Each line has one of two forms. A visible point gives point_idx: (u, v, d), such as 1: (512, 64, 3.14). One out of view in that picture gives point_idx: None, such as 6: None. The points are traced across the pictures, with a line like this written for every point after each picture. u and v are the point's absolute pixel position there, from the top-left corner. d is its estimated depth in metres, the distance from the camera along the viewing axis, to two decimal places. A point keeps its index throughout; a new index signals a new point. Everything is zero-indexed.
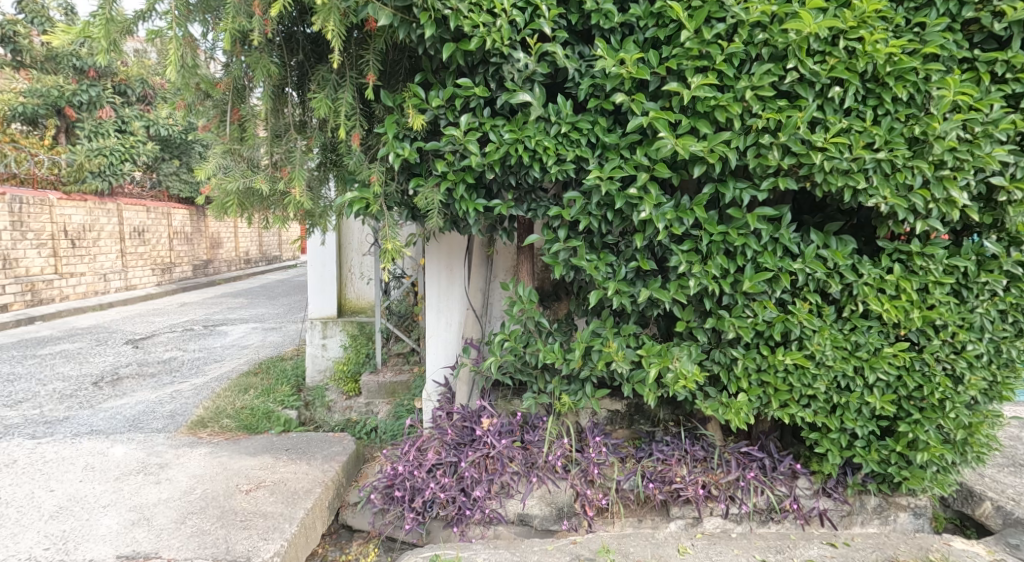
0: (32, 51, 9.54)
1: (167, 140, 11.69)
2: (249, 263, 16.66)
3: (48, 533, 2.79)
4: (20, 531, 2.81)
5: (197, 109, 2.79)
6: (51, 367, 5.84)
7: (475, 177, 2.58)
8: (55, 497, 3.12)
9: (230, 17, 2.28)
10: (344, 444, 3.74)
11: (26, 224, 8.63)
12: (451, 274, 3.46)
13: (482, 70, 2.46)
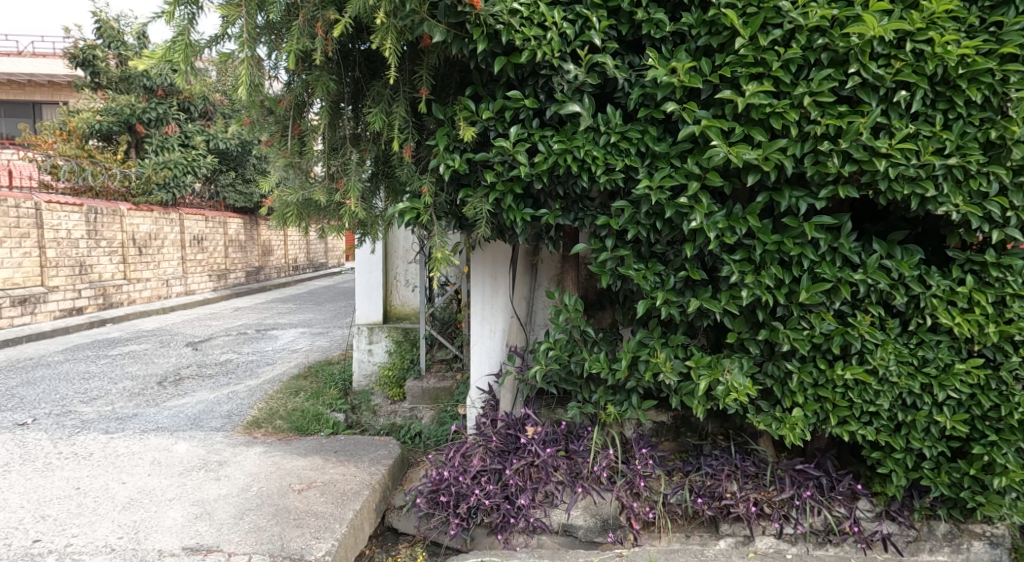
0: (108, 73, 10.40)
1: (226, 153, 12.24)
2: (298, 269, 17.16)
3: (121, 523, 2.94)
4: (96, 520, 2.97)
5: (261, 124, 2.92)
6: (121, 367, 6.17)
7: (523, 187, 2.60)
8: (126, 490, 3.28)
9: (295, 38, 2.38)
10: (390, 448, 3.82)
11: (100, 233, 9.17)
12: (496, 282, 3.50)
13: (532, 82, 2.48)
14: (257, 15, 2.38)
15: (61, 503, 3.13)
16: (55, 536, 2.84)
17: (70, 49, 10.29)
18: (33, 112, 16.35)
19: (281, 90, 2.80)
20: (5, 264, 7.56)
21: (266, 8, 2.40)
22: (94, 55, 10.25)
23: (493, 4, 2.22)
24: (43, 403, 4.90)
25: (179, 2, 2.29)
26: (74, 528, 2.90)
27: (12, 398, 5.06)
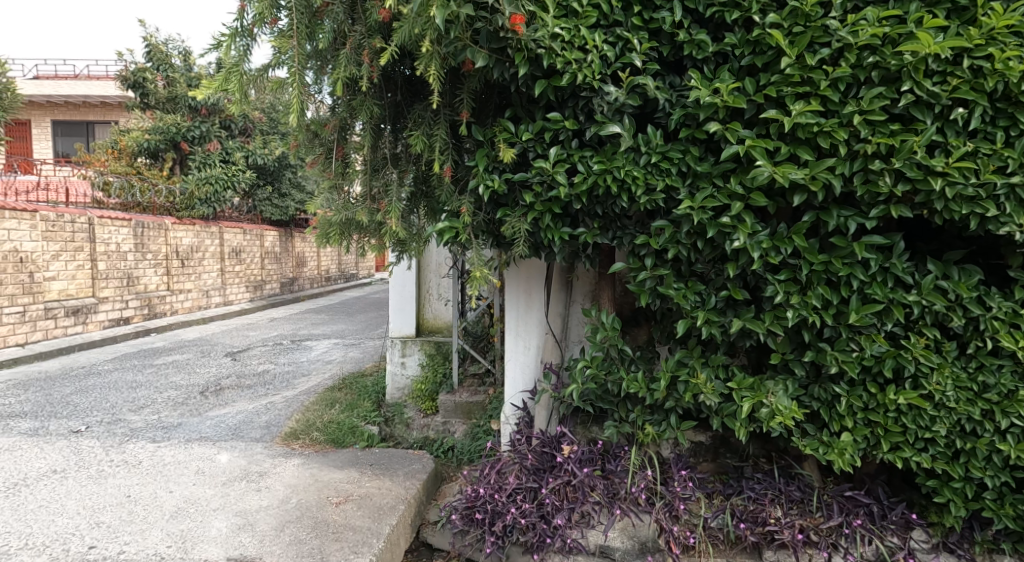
0: (156, 94, 10.84)
1: (264, 169, 12.56)
2: (330, 280, 17.43)
3: (170, 531, 3.01)
4: (146, 528, 3.04)
5: (306, 146, 3.02)
6: (165, 376, 6.34)
7: (562, 207, 2.61)
8: (173, 498, 3.36)
9: (341, 66, 2.47)
10: (424, 462, 3.84)
11: (146, 246, 9.49)
12: (530, 298, 3.52)
13: (572, 104, 2.51)
14: (307, 45, 2.49)
15: (114, 510, 3.22)
16: (108, 543, 2.92)
17: (122, 71, 10.78)
18: (87, 131, 17.09)
19: (326, 113, 2.90)
20: (61, 276, 7.88)
21: (315, 38, 2.51)
22: (143, 77, 10.72)
23: (535, 29, 2.26)
24: (95, 411, 5.08)
25: (237, 34, 2.41)
26: (126, 535, 2.98)
27: (66, 405, 5.25)
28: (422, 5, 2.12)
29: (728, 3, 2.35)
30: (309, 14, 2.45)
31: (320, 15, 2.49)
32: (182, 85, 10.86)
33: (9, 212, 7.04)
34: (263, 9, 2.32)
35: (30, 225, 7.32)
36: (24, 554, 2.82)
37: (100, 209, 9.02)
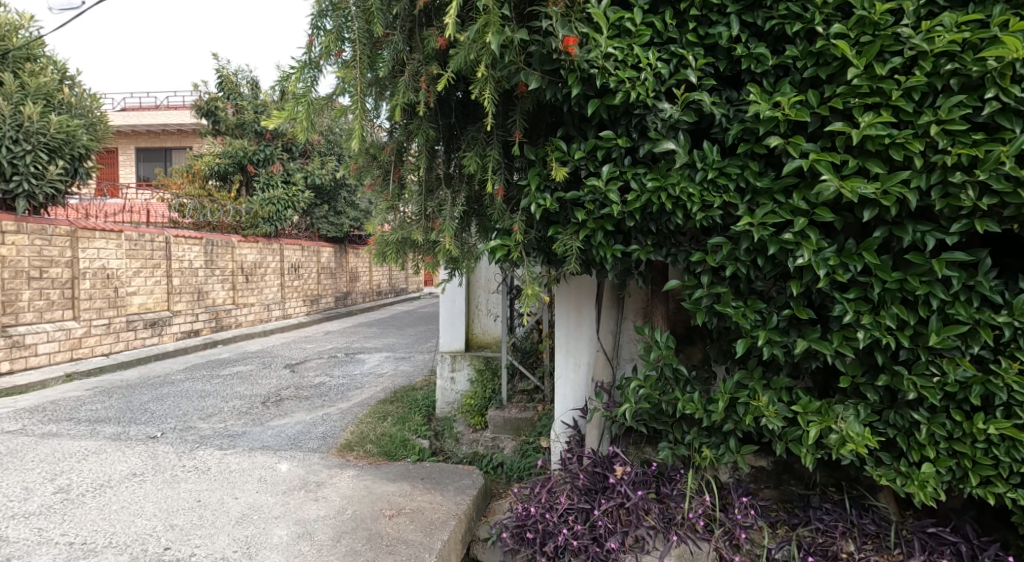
0: (227, 121, 11.43)
1: (322, 189, 13.00)
2: (381, 294, 17.75)
3: (236, 536, 3.09)
4: (215, 532, 3.13)
5: (366, 170, 3.16)
6: (229, 386, 6.57)
7: (614, 225, 2.62)
8: (239, 505, 3.46)
9: (401, 92, 2.61)
10: (474, 478, 3.84)
11: (215, 262, 9.94)
12: (580, 315, 3.53)
13: (625, 122, 2.54)
14: (369, 74, 2.68)
15: (186, 514, 3.33)
16: (181, 545, 3.02)
17: (197, 100, 11.43)
18: (164, 156, 18.10)
19: (386, 138, 3.07)
20: (141, 291, 8.34)
21: (377, 68, 2.69)
22: (216, 105, 11.34)
23: (588, 50, 2.34)
24: (169, 418, 5.31)
25: (305, 65, 2.66)
26: (197, 538, 3.08)
27: (144, 411, 5.51)
28: (478, 30, 2.29)
29: (789, 15, 2.31)
30: (371, 47, 2.65)
31: (380, 49, 2.69)
32: (250, 111, 11.41)
33: (98, 234, 7.55)
34: (329, 42, 2.56)
35: (116, 244, 7.83)
36: (106, 553, 2.94)
37: (176, 228, 9.50)
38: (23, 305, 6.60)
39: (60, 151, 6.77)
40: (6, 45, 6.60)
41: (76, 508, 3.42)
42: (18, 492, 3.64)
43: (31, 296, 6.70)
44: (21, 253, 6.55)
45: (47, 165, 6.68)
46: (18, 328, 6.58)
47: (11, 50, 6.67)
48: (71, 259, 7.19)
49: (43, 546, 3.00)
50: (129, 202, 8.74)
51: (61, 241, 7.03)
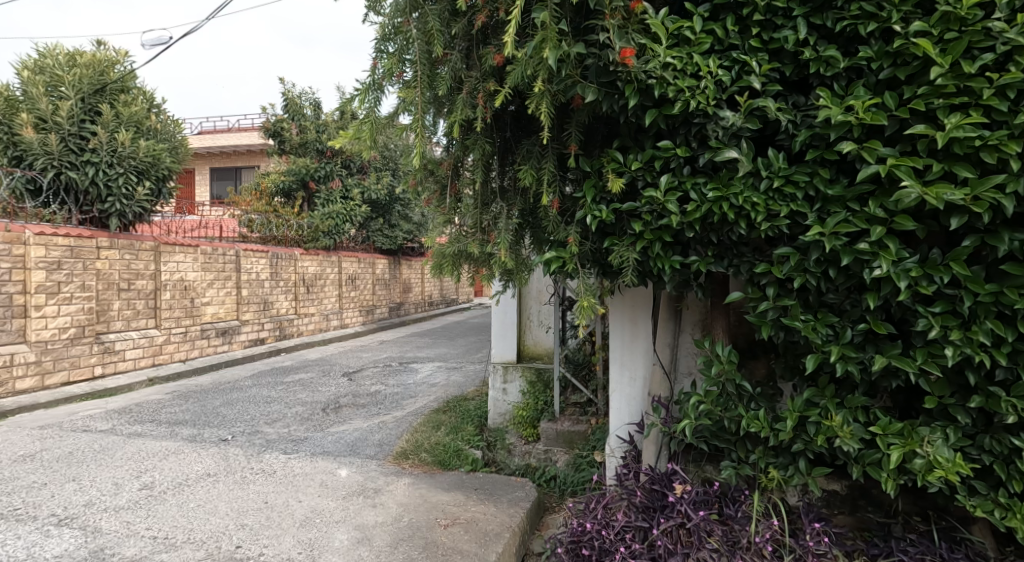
0: (291, 140, 11.91)
1: (378, 203, 13.31)
2: (433, 305, 17.94)
3: (300, 538, 3.20)
4: (281, 534, 3.26)
5: (424, 186, 3.27)
6: (292, 393, 6.76)
7: (673, 235, 2.60)
8: (302, 508, 3.58)
9: (459, 109, 2.76)
10: (527, 491, 3.85)
11: (279, 274, 10.31)
12: (635, 329, 3.56)
13: (684, 131, 2.55)
14: (429, 93, 2.82)
15: (255, 514, 3.48)
16: (251, 545, 3.15)
17: (265, 122, 11.99)
18: (234, 175, 18.97)
19: (443, 153, 3.16)
20: (214, 301, 8.74)
21: (436, 87, 2.84)
22: (282, 127, 11.86)
23: (645, 61, 2.41)
24: (239, 422, 5.50)
25: (369, 87, 2.85)
26: (265, 538, 3.21)
27: (217, 415, 5.74)
28: (536, 46, 2.41)
29: (862, 15, 2.21)
30: (431, 66, 2.82)
31: (440, 66, 2.85)
32: (312, 130, 11.84)
33: (178, 248, 8.01)
34: (390, 64, 2.76)
35: (193, 258, 8.28)
36: (184, 548, 3.11)
37: (244, 242, 9.89)
38: (114, 314, 7.07)
39: (149, 173, 7.08)
40: (103, 79, 6.77)
41: (157, 505, 3.61)
42: (107, 487, 3.86)
43: (121, 306, 7.17)
44: (113, 267, 7.03)
45: (136, 187, 7.01)
46: (109, 335, 7.04)
47: (108, 83, 6.83)
48: (155, 271, 7.65)
49: (130, 539, 3.19)
50: (205, 217, 9.10)
51: (147, 255, 7.50)
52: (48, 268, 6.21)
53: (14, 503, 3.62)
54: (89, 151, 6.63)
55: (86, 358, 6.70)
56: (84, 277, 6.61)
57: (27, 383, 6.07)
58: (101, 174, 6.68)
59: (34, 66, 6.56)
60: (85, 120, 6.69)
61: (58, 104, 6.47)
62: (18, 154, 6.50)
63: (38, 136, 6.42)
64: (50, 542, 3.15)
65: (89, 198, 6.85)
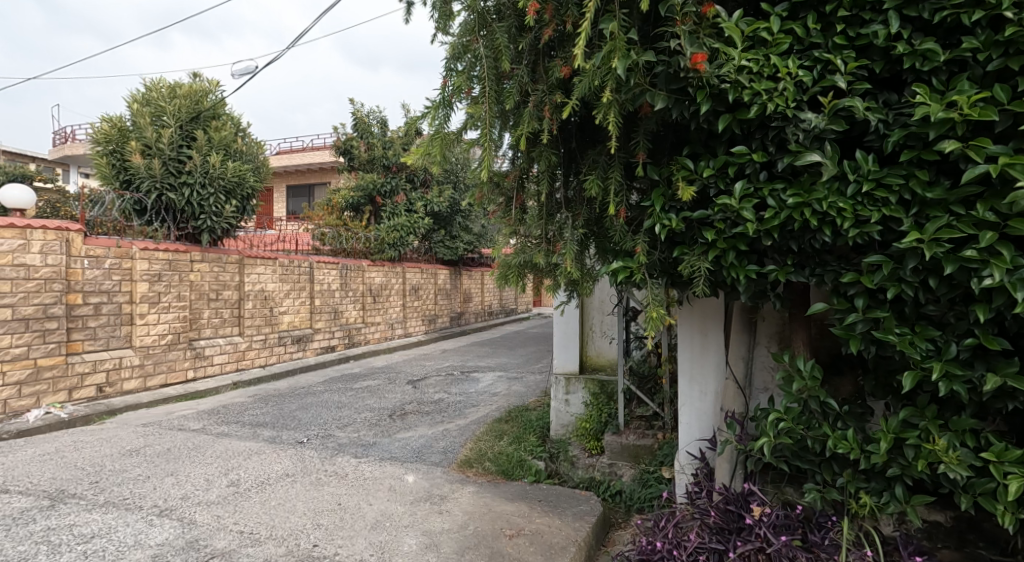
0: (360, 157, 12.30)
1: (441, 215, 13.52)
2: (493, 315, 17.96)
3: (372, 540, 3.25)
4: (354, 535, 3.32)
5: (491, 197, 3.28)
6: (361, 399, 6.90)
7: (748, 244, 2.50)
8: (373, 511, 3.64)
9: (526, 122, 2.77)
10: (591, 505, 3.77)
11: (348, 285, 10.62)
12: (705, 340, 3.42)
13: (760, 135, 2.45)
14: (496, 107, 2.85)
15: (329, 515, 3.56)
16: (327, 544, 3.22)
17: (335, 141, 12.48)
18: (305, 191, 19.77)
19: (507, 166, 3.17)
20: (290, 310, 9.08)
21: (503, 101, 2.86)
22: (351, 145, 12.31)
23: (719, 66, 2.34)
24: (313, 425, 5.66)
25: (439, 104, 2.92)
26: (340, 539, 3.28)
27: (293, 418, 5.93)
28: (604, 57, 2.41)
29: (966, 4, 2.05)
30: (497, 81, 2.84)
31: (505, 80, 2.89)
32: (379, 147, 12.18)
33: (259, 260, 8.39)
34: (460, 81, 2.82)
35: (272, 270, 8.66)
36: (268, 544, 3.21)
37: (317, 254, 10.20)
38: (204, 322, 7.49)
39: (235, 193, 7.37)
40: (198, 108, 7.17)
41: (243, 501, 3.75)
42: (199, 483, 4.05)
43: (210, 315, 7.59)
44: (204, 278, 7.46)
45: (224, 205, 7.35)
46: (200, 341, 7.46)
47: (202, 111, 7.23)
48: (239, 282, 8.04)
49: (220, 532, 3.33)
50: (283, 231, 9.26)
51: (232, 267, 7.91)
52: (150, 280, 6.71)
53: (121, 494, 3.85)
54: (185, 173, 7.00)
55: (180, 363, 7.12)
56: (180, 288, 7.07)
57: (132, 384, 6.52)
58: (196, 194, 7.06)
59: (142, 98, 6.93)
60: (182, 145, 7.07)
61: (160, 132, 6.88)
62: (128, 177, 6.89)
63: (144, 161, 6.83)
64: (152, 531, 3.34)
65: (184, 216, 7.28)
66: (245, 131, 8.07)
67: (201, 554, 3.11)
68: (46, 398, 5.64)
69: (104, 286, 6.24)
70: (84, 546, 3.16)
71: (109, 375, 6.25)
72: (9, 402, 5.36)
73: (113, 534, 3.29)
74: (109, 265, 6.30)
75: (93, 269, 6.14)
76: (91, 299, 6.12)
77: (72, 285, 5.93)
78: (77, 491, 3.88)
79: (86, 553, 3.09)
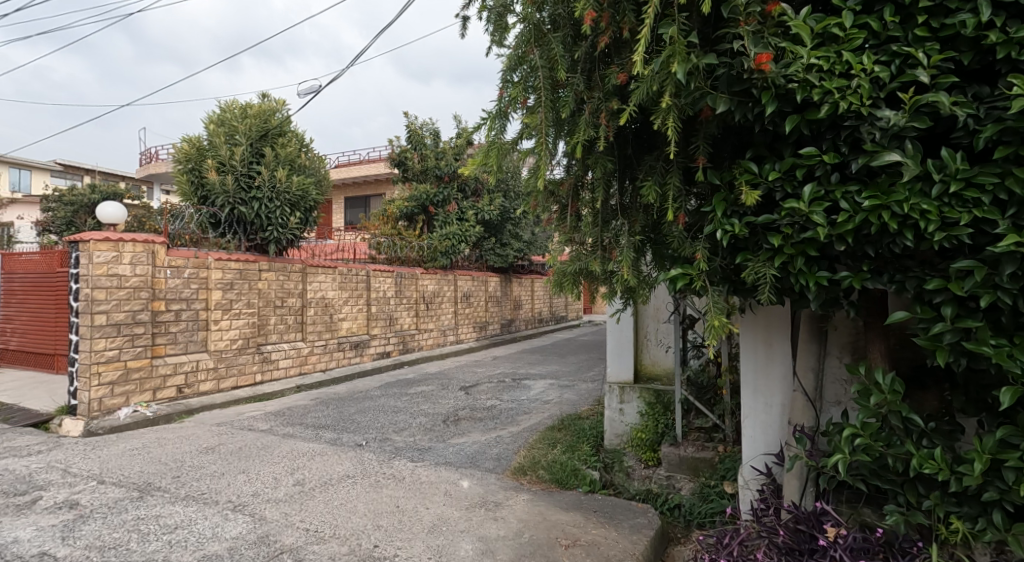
0: (413, 168, 12.52)
1: (492, 223, 13.58)
2: (543, 322, 17.85)
3: (429, 544, 3.25)
4: (411, 537, 3.32)
5: (545, 204, 3.24)
6: (416, 404, 6.95)
7: (819, 249, 2.38)
8: (430, 515, 3.64)
9: (582, 129, 2.72)
10: (649, 518, 3.65)
11: (402, 292, 10.78)
12: (770, 349, 3.28)
13: (832, 135, 2.32)
14: (551, 115, 2.81)
15: (389, 517, 3.58)
16: (387, 545, 3.24)
17: (390, 153, 12.75)
18: (361, 202, 20.28)
19: (561, 174, 3.13)
20: (348, 317, 9.29)
21: (558, 109, 2.82)
22: (406, 156, 12.54)
23: (785, 65, 2.25)
24: (371, 429, 5.74)
25: (495, 115, 2.92)
26: (399, 540, 3.29)
27: (352, 421, 6.03)
28: (663, 62, 2.37)
29: None
30: (552, 90, 2.81)
31: (559, 89, 2.85)
32: (432, 158, 12.36)
33: (321, 269, 8.62)
34: (515, 92, 2.80)
35: (332, 278, 8.87)
36: (331, 542, 3.26)
37: (373, 263, 10.48)
38: (271, 328, 7.75)
39: (299, 205, 7.62)
40: (267, 125, 7.47)
41: (308, 499, 3.83)
42: (268, 480, 4.16)
43: (276, 320, 7.84)
44: (271, 286, 7.71)
45: (289, 217, 7.60)
46: (267, 346, 7.71)
47: (270, 129, 7.53)
48: (302, 290, 8.29)
49: (288, 529, 3.41)
50: (341, 241, 9.77)
51: (296, 276, 8.15)
52: (224, 288, 7.00)
53: (200, 488, 4.01)
54: (255, 188, 7.27)
55: (250, 366, 7.37)
56: (249, 296, 7.33)
57: (207, 386, 6.80)
58: (264, 207, 7.35)
59: (217, 119, 7.32)
60: (253, 162, 7.35)
61: (234, 150, 7.18)
62: (204, 194, 7.24)
63: (219, 178, 7.14)
64: (228, 525, 3.46)
65: (253, 228, 7.57)
66: (308, 146, 8.32)
67: (271, 549, 3.18)
68: (133, 397, 6.00)
69: (183, 294, 6.55)
70: (169, 536, 3.32)
71: (187, 377, 6.55)
72: (103, 402, 5.75)
73: (193, 525, 3.44)
74: (189, 274, 6.60)
75: (174, 279, 6.45)
76: (173, 306, 6.45)
77: (157, 294, 6.27)
78: (162, 484, 4.09)
79: (171, 543, 3.24)
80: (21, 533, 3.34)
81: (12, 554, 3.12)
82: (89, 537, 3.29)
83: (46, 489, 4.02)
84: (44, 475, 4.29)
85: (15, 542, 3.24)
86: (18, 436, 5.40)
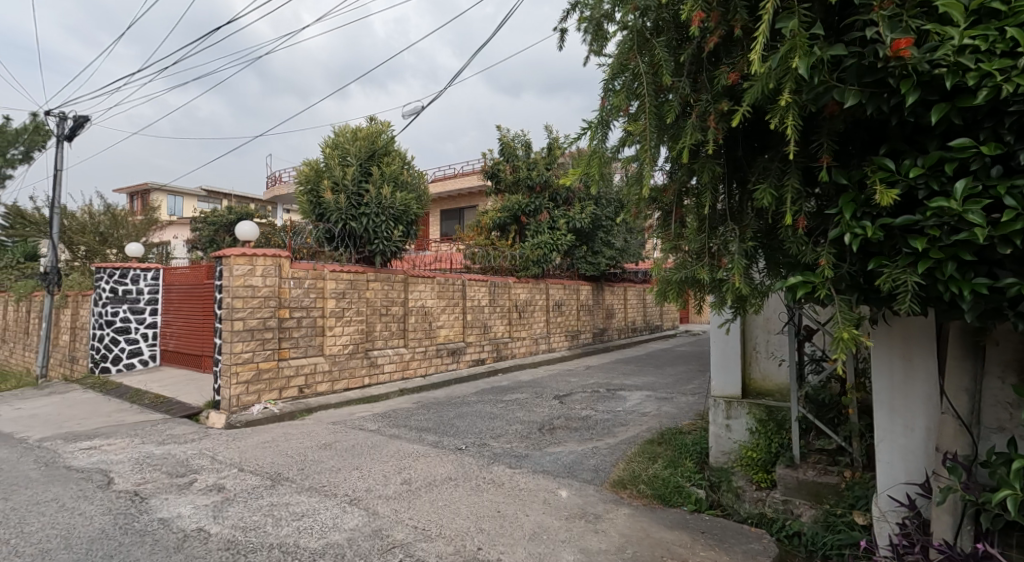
0: (505, 179, 12.62)
1: (583, 232, 13.40)
2: (637, 331, 17.31)
3: (532, 551, 3.17)
4: (513, 543, 3.25)
5: (645, 212, 3.08)
6: (511, 411, 6.91)
7: (976, 252, 2.07)
8: (531, 521, 3.56)
9: (689, 133, 2.55)
10: (764, 544, 3.36)
11: (495, 300, 10.85)
12: (910, 365, 2.91)
13: (992, 124, 2.03)
14: (655, 121, 2.66)
15: (491, 521, 3.54)
16: (490, 548, 3.20)
17: (484, 165, 12.92)
18: (455, 215, 20.75)
19: (663, 180, 2.97)
20: (445, 325, 9.45)
21: (662, 115, 2.67)
22: (499, 168, 12.66)
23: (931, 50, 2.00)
24: (469, 434, 5.75)
25: (598, 124, 2.83)
26: (502, 545, 3.23)
27: (451, 426, 6.08)
28: (782, 57, 2.18)
29: None
30: (656, 95, 2.66)
31: (664, 93, 2.70)
32: (524, 168, 12.39)
33: (420, 278, 8.85)
34: (617, 101, 2.69)
35: (431, 287, 9.07)
36: (438, 541, 3.25)
37: (468, 272, 10.62)
38: (377, 334, 8.02)
39: (402, 219, 7.92)
40: (374, 146, 7.82)
41: (415, 498, 3.87)
42: (378, 478, 4.25)
43: (382, 327, 8.12)
44: (377, 294, 7.99)
45: (393, 230, 7.90)
46: (374, 351, 7.98)
47: (377, 149, 7.89)
48: (405, 299, 8.54)
49: (398, 525, 3.44)
50: (437, 252, 10.03)
51: (399, 285, 8.41)
52: (338, 297, 7.36)
53: (320, 480, 4.17)
54: (364, 205, 7.60)
55: (360, 370, 7.66)
56: (358, 305, 7.65)
57: (324, 387, 7.15)
58: (372, 222, 7.66)
59: (332, 144, 7.74)
60: (362, 181, 7.71)
61: (345, 170, 7.55)
62: (321, 212, 7.62)
63: (333, 198, 7.51)
64: (347, 516, 3.55)
65: (361, 241, 7.88)
66: (410, 164, 8.57)
67: (384, 542, 3.22)
68: (263, 396, 6.42)
69: (304, 302, 6.94)
70: (297, 522, 3.45)
71: (307, 378, 6.91)
72: (240, 398, 6.19)
73: (317, 514, 3.56)
74: (309, 284, 6.99)
75: (297, 289, 6.85)
76: (296, 313, 6.85)
77: (283, 302, 6.69)
78: (290, 475, 4.30)
79: (300, 529, 3.37)
80: (183, 509, 3.62)
81: (177, 527, 3.37)
82: (234, 518, 3.50)
83: (199, 472, 4.35)
84: (197, 460, 4.67)
85: (178, 516, 3.51)
86: (172, 426, 5.94)
